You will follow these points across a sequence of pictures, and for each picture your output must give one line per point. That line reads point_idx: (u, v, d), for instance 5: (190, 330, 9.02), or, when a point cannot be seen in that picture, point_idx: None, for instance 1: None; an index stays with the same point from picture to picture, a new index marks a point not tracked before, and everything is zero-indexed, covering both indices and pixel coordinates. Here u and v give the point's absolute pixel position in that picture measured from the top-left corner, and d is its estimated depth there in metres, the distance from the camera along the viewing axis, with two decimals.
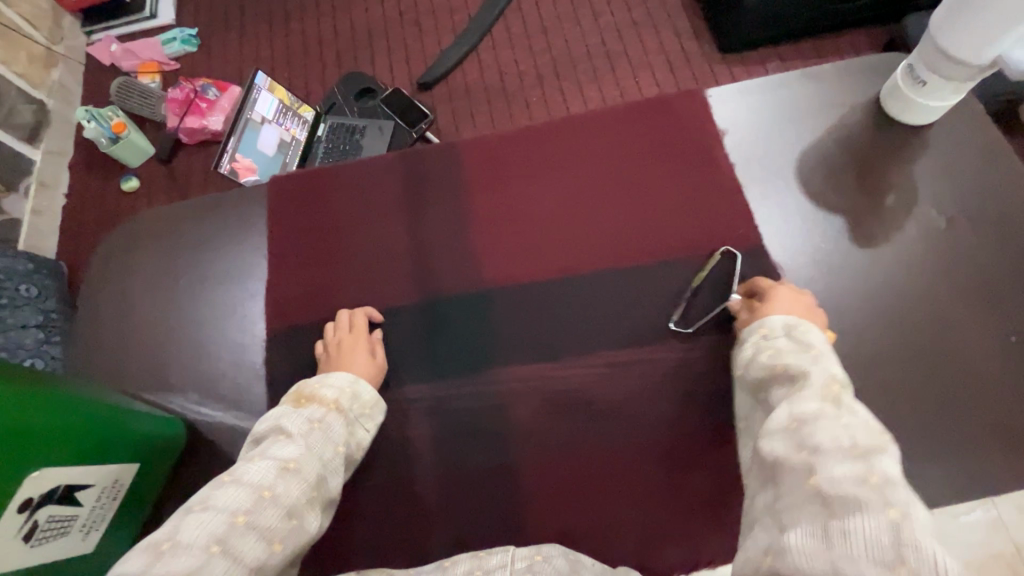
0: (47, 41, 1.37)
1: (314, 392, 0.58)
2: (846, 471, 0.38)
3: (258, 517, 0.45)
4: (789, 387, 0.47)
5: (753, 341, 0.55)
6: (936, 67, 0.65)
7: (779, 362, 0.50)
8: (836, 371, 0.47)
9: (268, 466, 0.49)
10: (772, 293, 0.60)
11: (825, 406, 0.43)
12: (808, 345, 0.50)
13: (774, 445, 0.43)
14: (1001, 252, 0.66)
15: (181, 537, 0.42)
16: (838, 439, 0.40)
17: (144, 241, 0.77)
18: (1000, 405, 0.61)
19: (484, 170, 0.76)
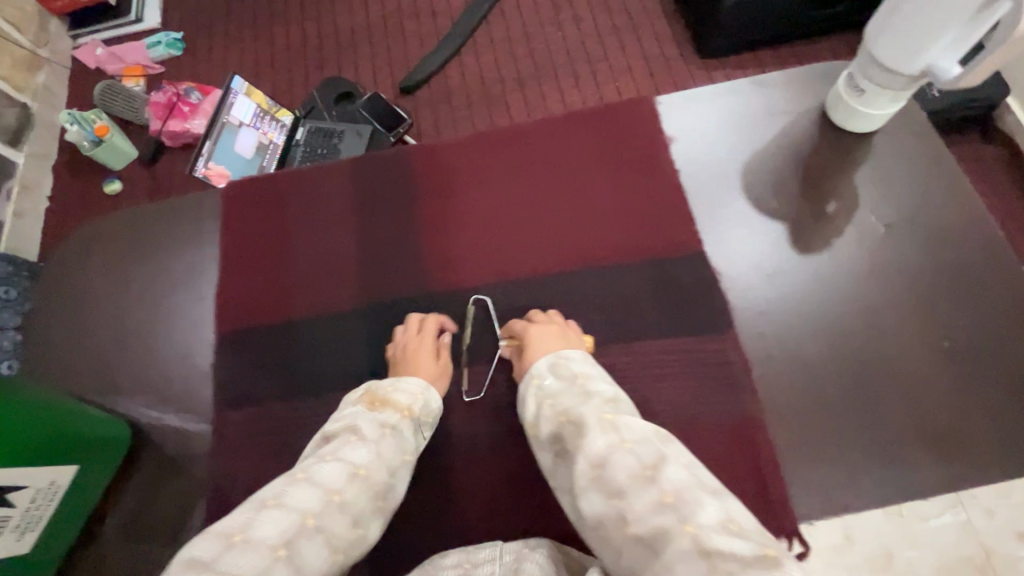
0: (31, 44, 1.38)
1: (387, 397, 0.58)
2: (645, 499, 0.39)
3: (329, 521, 0.44)
4: (574, 433, 0.48)
5: (531, 393, 0.56)
6: (874, 76, 0.66)
7: (561, 412, 0.50)
8: (601, 399, 0.50)
9: (340, 468, 0.48)
10: (528, 336, 0.62)
11: (609, 439, 0.44)
12: (574, 377, 0.54)
13: (588, 501, 0.42)
14: (939, 260, 0.67)
15: (254, 531, 0.40)
16: (629, 469, 0.41)
17: (98, 246, 0.78)
18: (934, 412, 0.60)
19: (434, 177, 0.77)
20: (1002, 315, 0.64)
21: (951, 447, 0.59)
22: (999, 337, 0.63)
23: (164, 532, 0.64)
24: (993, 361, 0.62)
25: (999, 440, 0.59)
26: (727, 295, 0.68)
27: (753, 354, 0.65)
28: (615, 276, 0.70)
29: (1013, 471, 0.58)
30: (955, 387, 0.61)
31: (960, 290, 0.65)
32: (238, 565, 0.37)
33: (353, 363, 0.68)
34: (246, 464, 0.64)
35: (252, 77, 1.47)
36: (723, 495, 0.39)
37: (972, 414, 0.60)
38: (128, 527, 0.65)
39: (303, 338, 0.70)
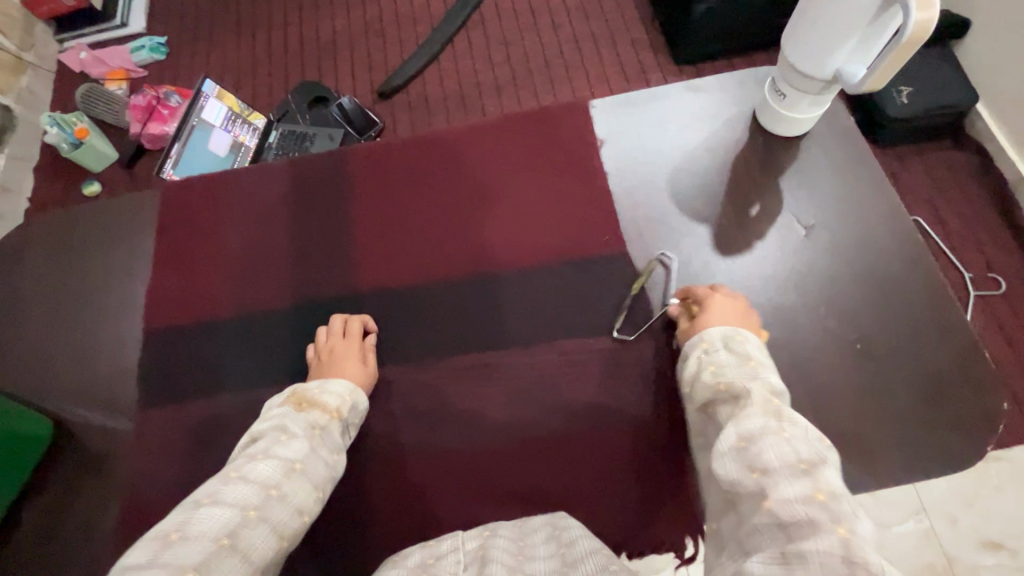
0: (17, 48, 1.43)
1: (314, 398, 0.59)
2: (793, 487, 0.39)
3: (267, 512, 0.47)
4: (732, 405, 0.49)
5: (697, 355, 0.56)
6: (791, 81, 0.67)
7: (722, 380, 0.51)
8: (772, 382, 0.50)
9: (274, 465, 0.51)
10: (710, 300, 0.61)
11: (769, 422, 0.44)
12: (748, 356, 0.53)
13: (728, 467, 0.43)
14: (859, 265, 0.67)
15: (192, 527, 0.43)
16: (784, 455, 0.41)
17: (35, 244, 0.80)
18: (840, 414, 0.61)
19: (369, 178, 0.78)
20: (914, 319, 0.64)
21: (853, 450, 0.60)
22: (911, 342, 0.63)
23: (79, 528, 0.65)
24: (903, 366, 0.62)
25: (903, 444, 0.59)
26: (647, 295, 0.68)
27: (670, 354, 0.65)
28: (541, 276, 0.71)
29: (913, 476, 0.58)
30: (862, 390, 0.62)
31: (876, 294, 0.66)
32: (180, 558, 0.41)
33: (277, 359, 0.69)
34: (161, 459, 0.65)
35: (233, 80, 1.49)
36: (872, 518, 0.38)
37: (877, 418, 0.60)
38: (45, 521, 0.66)
39: (229, 335, 0.70)
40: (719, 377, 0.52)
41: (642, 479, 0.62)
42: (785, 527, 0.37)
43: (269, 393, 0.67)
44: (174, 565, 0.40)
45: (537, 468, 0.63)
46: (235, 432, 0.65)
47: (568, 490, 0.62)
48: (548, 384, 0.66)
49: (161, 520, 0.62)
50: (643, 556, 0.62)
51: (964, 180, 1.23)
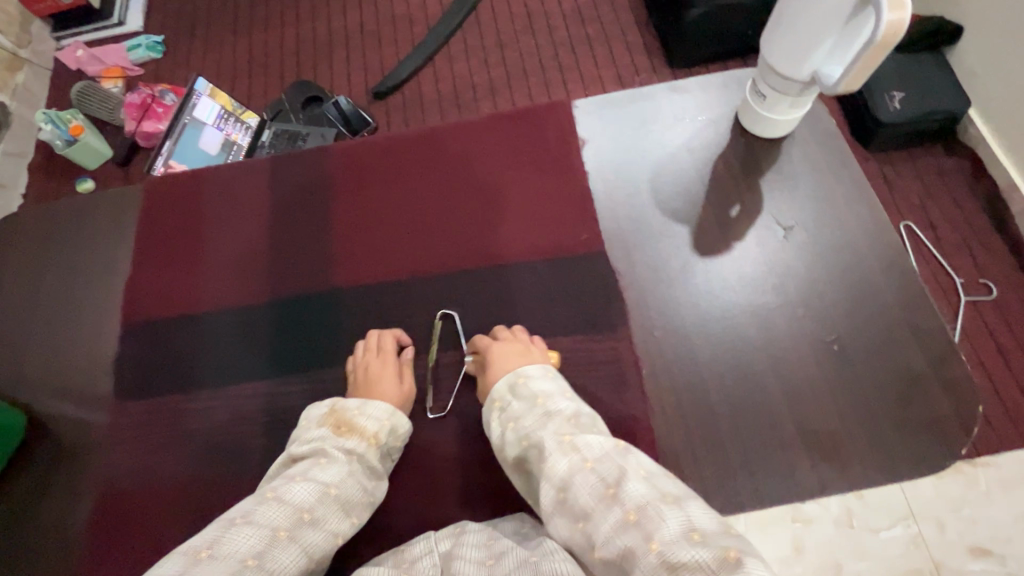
0: (13, 44, 1.44)
1: (353, 420, 0.57)
2: (611, 519, 0.42)
3: (294, 538, 0.46)
4: (537, 456, 0.50)
5: (495, 419, 0.56)
6: (770, 82, 0.67)
7: (523, 438, 0.52)
8: (562, 413, 0.52)
9: (309, 489, 0.50)
10: (489, 354, 0.61)
11: (570, 461, 0.47)
12: (534, 397, 0.54)
13: (559, 523, 0.46)
14: (836, 267, 0.67)
15: (222, 548, 0.42)
16: (591, 488, 0.45)
17: (18, 237, 0.80)
18: (814, 414, 0.61)
19: (351, 175, 0.78)
20: (890, 320, 0.64)
21: (827, 449, 0.60)
22: (887, 343, 0.63)
23: (49, 524, 0.64)
24: (878, 367, 0.62)
25: (876, 445, 0.59)
26: (625, 294, 0.68)
27: (646, 352, 0.65)
28: (522, 275, 0.71)
29: (886, 476, 0.58)
30: (837, 390, 0.62)
31: (853, 296, 0.66)
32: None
33: (255, 355, 0.68)
34: (135, 454, 0.65)
35: (228, 78, 1.50)
36: (685, 501, 0.42)
37: (851, 419, 0.60)
38: (16, 516, 0.65)
39: (207, 331, 0.70)
40: (519, 430, 0.53)
41: None
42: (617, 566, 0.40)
43: (248, 389, 0.67)
44: None
45: None
46: (211, 428, 0.65)
47: None
48: None
49: (133, 514, 0.62)
50: None
51: (956, 186, 1.23)
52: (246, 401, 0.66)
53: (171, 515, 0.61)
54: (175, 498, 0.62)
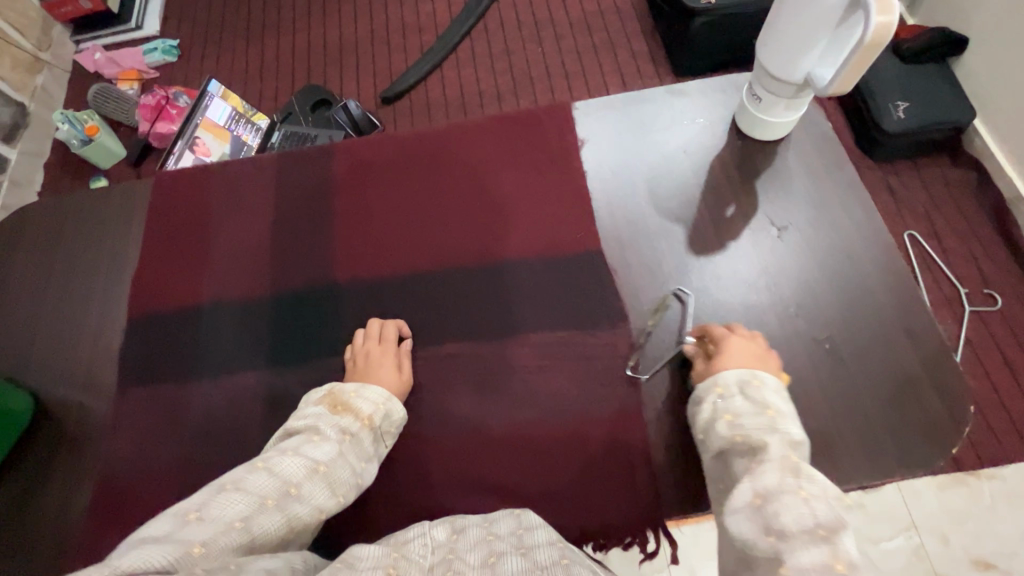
0: (34, 48, 1.48)
1: (349, 402, 0.60)
2: (815, 557, 0.41)
3: (280, 508, 0.49)
4: (749, 459, 0.49)
5: (710, 399, 0.55)
6: (766, 85, 0.68)
7: (740, 433, 0.51)
8: (790, 435, 0.50)
9: (300, 463, 0.52)
10: (725, 343, 0.59)
11: (784, 480, 0.45)
12: (765, 404, 0.52)
13: (743, 527, 0.45)
14: (830, 268, 0.68)
15: (210, 511, 0.45)
16: (803, 521, 0.43)
17: (30, 229, 0.82)
18: (804, 412, 0.61)
19: (353, 172, 0.80)
20: (883, 322, 0.65)
21: (818, 447, 0.60)
22: (880, 344, 0.64)
23: (50, 505, 0.65)
24: (870, 367, 0.63)
25: (867, 445, 0.59)
26: (620, 292, 0.69)
27: (640, 349, 0.66)
28: (519, 272, 0.72)
29: (877, 476, 0.58)
30: (829, 389, 0.62)
31: (846, 297, 0.66)
32: (194, 535, 0.42)
33: (256, 346, 0.70)
34: (137, 440, 0.66)
35: (241, 82, 1.53)
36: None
37: (843, 418, 0.61)
38: (19, 499, 0.67)
39: (211, 321, 0.72)
40: (730, 424, 0.52)
41: (608, 472, 0.61)
42: None
43: (249, 378, 0.68)
44: (183, 541, 0.41)
45: (502, 458, 0.63)
46: (211, 416, 0.66)
47: (535, 483, 0.62)
48: (518, 376, 0.66)
49: (133, 498, 0.63)
50: (608, 550, 0.61)
51: (961, 196, 1.23)
52: (247, 390, 0.67)
53: (171, 500, 0.62)
54: (174, 482, 0.63)
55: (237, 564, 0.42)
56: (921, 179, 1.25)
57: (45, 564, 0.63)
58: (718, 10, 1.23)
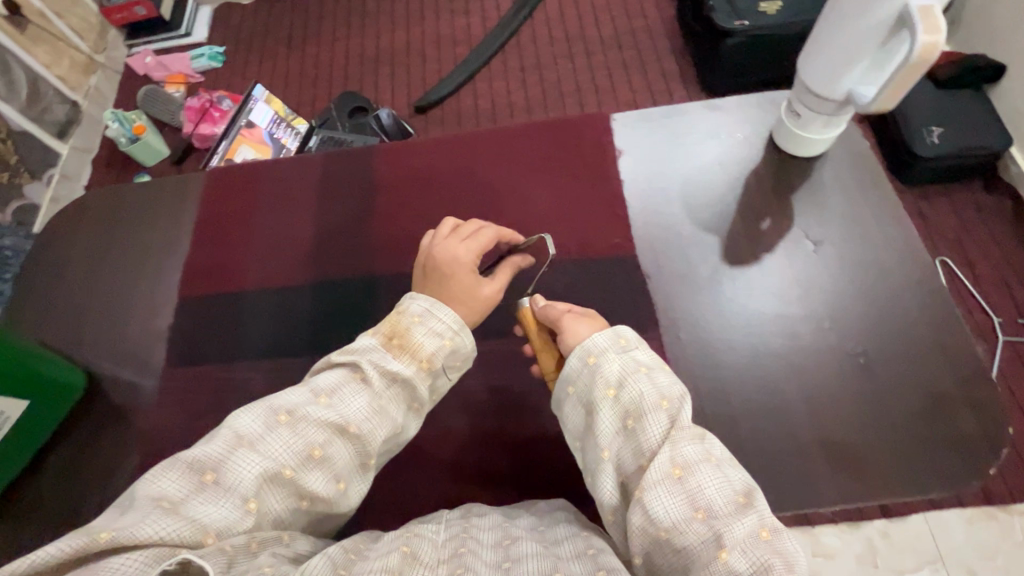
0: (90, 50, 1.56)
1: (408, 333, 0.52)
2: (746, 525, 0.41)
3: (302, 475, 0.45)
4: (664, 425, 0.47)
5: (614, 354, 0.51)
6: (806, 102, 0.69)
7: (660, 397, 0.48)
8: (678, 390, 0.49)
9: (329, 421, 0.47)
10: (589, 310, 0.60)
11: (698, 448, 0.45)
12: (658, 361, 0.52)
13: (668, 504, 0.43)
14: (864, 284, 0.68)
15: (228, 474, 0.42)
16: (723, 490, 0.43)
17: (89, 215, 0.87)
18: (835, 425, 0.61)
19: (396, 173, 0.83)
20: (917, 339, 0.65)
21: (848, 461, 0.59)
22: (913, 361, 0.64)
23: (94, 481, 0.68)
24: (903, 382, 0.63)
25: (899, 460, 0.59)
26: (652, 297, 0.70)
27: (670, 354, 0.67)
28: (552, 276, 0.73)
29: (908, 493, 0.58)
30: (861, 403, 0.62)
31: (880, 313, 0.66)
32: (206, 515, 0.41)
33: (296, 335, 0.72)
34: (179, 419, 0.69)
35: (281, 88, 1.59)
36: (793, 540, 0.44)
37: (875, 432, 0.60)
38: (65, 470, 0.70)
39: (253, 309, 0.75)
40: (644, 383, 0.49)
41: None
42: None
43: (289, 365, 0.70)
44: (196, 523, 0.40)
45: (530, 454, 0.64)
46: (249, 401, 0.69)
47: (563, 482, 0.63)
48: None
49: None
50: None
51: (994, 222, 1.21)
52: (286, 376, 0.70)
53: None
54: None
55: (259, 542, 0.42)
56: (953, 205, 1.24)
57: None
58: (751, 31, 1.25)
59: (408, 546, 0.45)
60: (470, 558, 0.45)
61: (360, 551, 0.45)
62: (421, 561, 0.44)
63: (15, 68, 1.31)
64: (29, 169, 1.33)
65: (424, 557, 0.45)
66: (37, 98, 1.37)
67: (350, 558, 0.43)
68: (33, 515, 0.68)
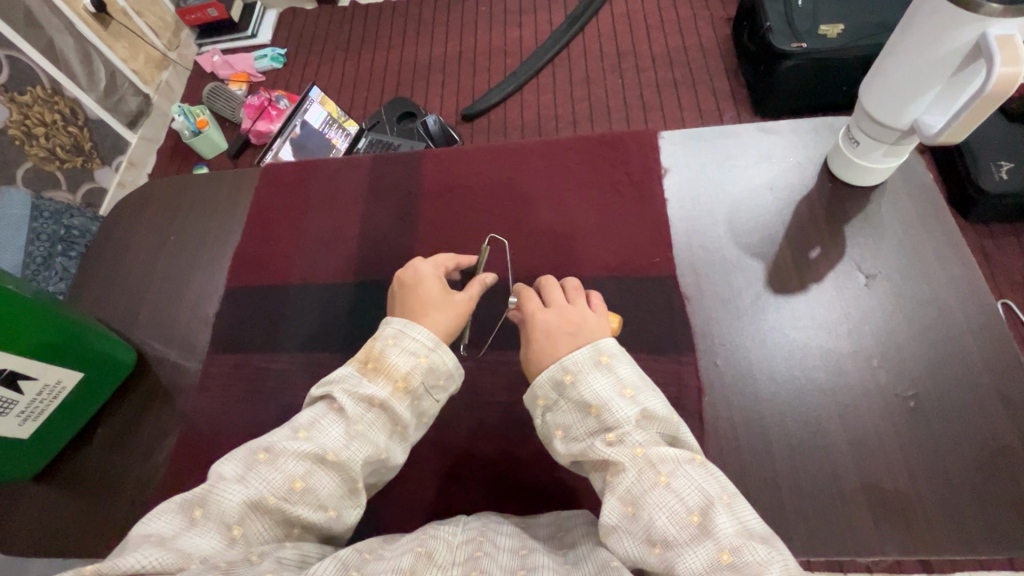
0: (164, 47, 1.66)
1: (382, 357, 0.53)
2: (699, 551, 0.41)
3: (285, 506, 0.45)
4: (603, 470, 0.47)
5: (538, 417, 0.53)
6: (866, 130, 0.66)
7: (579, 452, 0.49)
8: (620, 417, 0.48)
9: (308, 451, 0.47)
10: (533, 325, 0.57)
11: (643, 476, 0.45)
12: (586, 404, 0.50)
13: (627, 545, 0.43)
14: (918, 322, 0.65)
15: (213, 506, 0.44)
16: (674, 515, 0.43)
17: (153, 201, 0.92)
18: (879, 468, 0.58)
19: (440, 179, 0.84)
20: (974, 386, 0.61)
21: (894, 509, 0.56)
22: (970, 409, 0.60)
23: (138, 456, 0.72)
24: (957, 432, 0.59)
25: (949, 513, 0.55)
26: (690, 321, 0.69)
27: (705, 378, 0.65)
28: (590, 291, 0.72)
29: (960, 551, 0.54)
30: (910, 449, 0.58)
31: (937, 355, 0.63)
32: (193, 545, 0.42)
33: (334, 329, 0.74)
34: (217, 402, 0.71)
35: (336, 91, 1.65)
36: (772, 543, 0.41)
37: (925, 481, 0.57)
38: (110, 442, 0.73)
39: (295, 302, 0.77)
40: (569, 437, 0.50)
41: None
42: None
43: (324, 358, 0.72)
44: (183, 551, 0.41)
45: (554, 467, 0.63)
46: (285, 390, 0.71)
47: (587, 501, 0.61)
48: None
49: (208, 455, 0.68)
50: None
51: None
52: (321, 369, 0.71)
53: None
54: None
55: (260, 554, 0.43)
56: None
57: (128, 507, 0.68)
58: (809, 54, 1.21)
59: (423, 547, 0.45)
60: (486, 561, 0.44)
61: (375, 551, 0.45)
62: (435, 562, 0.44)
63: (96, 61, 1.41)
64: (101, 156, 1.41)
65: (439, 558, 0.45)
66: (113, 90, 1.46)
67: (365, 558, 0.44)
68: (76, 483, 0.71)
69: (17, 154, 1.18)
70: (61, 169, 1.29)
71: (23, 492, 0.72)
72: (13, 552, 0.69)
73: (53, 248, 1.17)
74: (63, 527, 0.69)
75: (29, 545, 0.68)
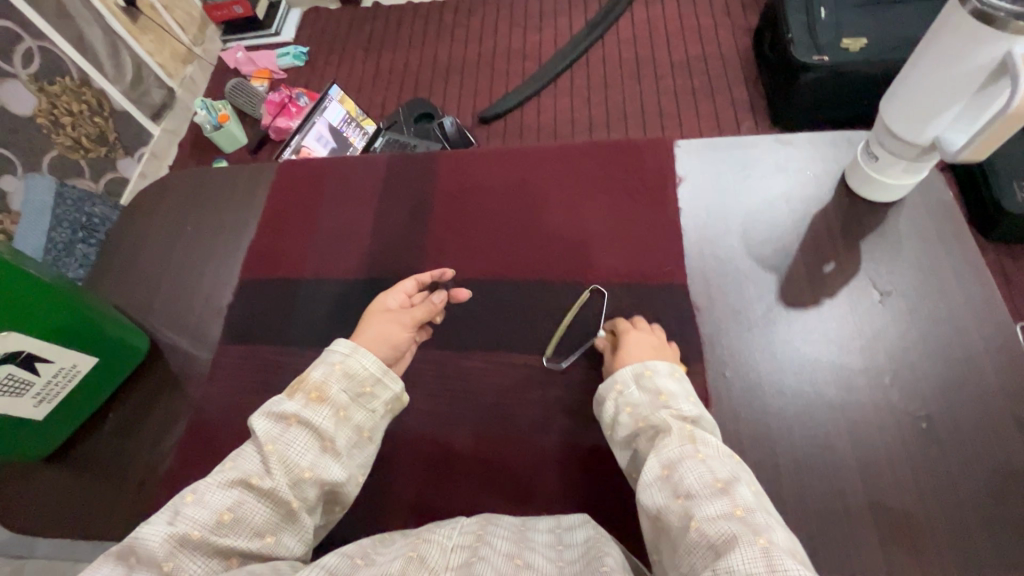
0: (190, 42, 1.70)
1: (301, 376, 0.54)
2: (718, 505, 0.42)
3: (216, 539, 0.45)
4: (653, 441, 0.50)
5: (609, 396, 0.57)
6: (887, 146, 0.66)
7: (639, 420, 0.52)
8: (681, 408, 0.52)
9: (234, 480, 0.48)
10: (624, 339, 0.63)
11: (683, 445, 0.48)
12: (657, 391, 0.54)
13: (656, 495, 0.45)
14: (933, 340, 0.64)
15: (143, 548, 0.43)
16: (702, 478, 0.45)
17: (173, 192, 0.93)
18: (888, 489, 0.57)
19: (454, 180, 0.85)
20: (988, 409, 0.60)
21: (900, 531, 0.55)
22: (982, 432, 0.58)
23: (146, 442, 0.73)
24: (969, 454, 0.58)
25: (958, 538, 0.54)
26: (699, 330, 0.68)
27: (713, 390, 0.64)
28: (600, 297, 0.72)
29: None
30: (921, 471, 0.57)
31: (953, 375, 0.62)
32: None
33: (345, 325, 0.75)
34: (224, 393, 0.72)
35: (355, 90, 1.67)
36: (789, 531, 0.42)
37: (935, 505, 0.56)
38: (120, 427, 0.75)
39: (307, 296, 0.78)
40: (634, 412, 0.53)
41: None
42: (715, 548, 0.40)
43: None
44: None
45: (557, 473, 0.63)
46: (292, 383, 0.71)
47: (587, 506, 0.61)
48: (585, 397, 0.67)
49: (215, 444, 0.69)
50: None
51: None
52: None
53: None
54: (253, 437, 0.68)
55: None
56: None
57: (133, 492, 0.69)
58: (830, 67, 1.20)
59: (415, 551, 0.45)
60: (479, 565, 0.45)
61: (366, 558, 0.46)
62: (426, 565, 0.44)
63: (123, 54, 1.44)
64: (124, 147, 1.44)
65: (431, 561, 0.45)
66: (138, 83, 1.49)
67: (355, 567, 0.44)
68: (85, 467, 0.72)
69: (43, 142, 1.21)
70: (85, 158, 1.32)
71: (34, 473, 0.73)
72: (22, 530, 0.70)
73: (74, 235, 1.17)
74: (70, 508, 0.70)
75: (38, 526, 0.70)
